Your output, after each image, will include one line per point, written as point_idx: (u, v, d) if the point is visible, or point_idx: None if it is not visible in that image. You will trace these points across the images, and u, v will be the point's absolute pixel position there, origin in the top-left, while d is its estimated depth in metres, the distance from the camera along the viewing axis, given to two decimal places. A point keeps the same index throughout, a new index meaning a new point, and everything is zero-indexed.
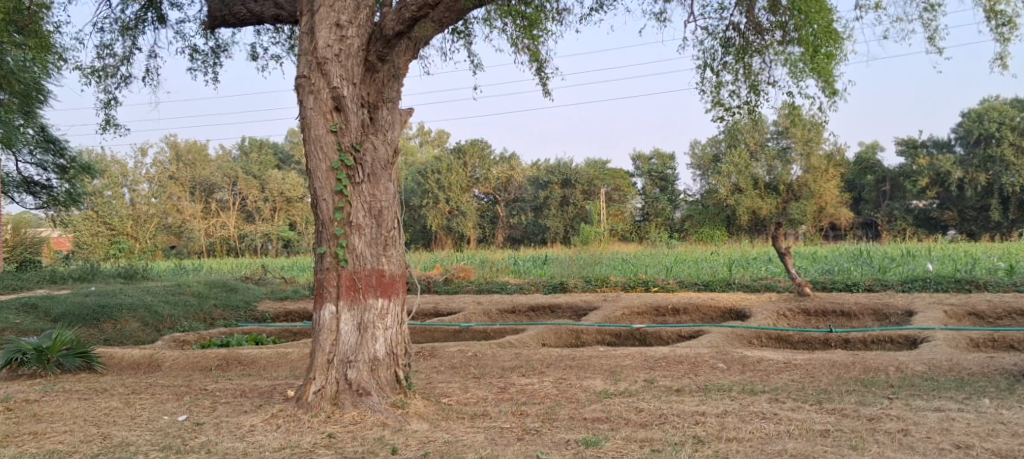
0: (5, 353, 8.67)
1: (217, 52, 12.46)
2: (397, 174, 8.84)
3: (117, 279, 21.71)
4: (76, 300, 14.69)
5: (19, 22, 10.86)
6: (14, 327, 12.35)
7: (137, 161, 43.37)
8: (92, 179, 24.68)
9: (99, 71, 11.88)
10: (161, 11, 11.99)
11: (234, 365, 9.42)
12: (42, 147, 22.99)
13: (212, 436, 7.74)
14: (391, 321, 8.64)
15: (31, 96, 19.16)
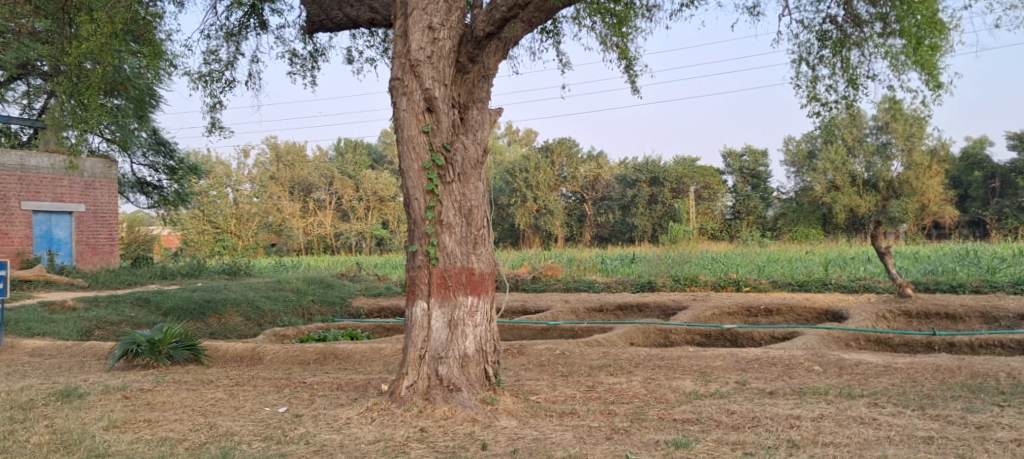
0: (121, 344, 9.14)
1: (314, 56, 12.82)
2: (486, 173, 8.95)
3: (222, 275, 22.81)
4: (184, 295, 15.48)
5: (135, 32, 11.53)
6: (129, 320, 13.10)
7: (240, 162, 45.17)
8: (200, 180, 25.94)
9: (206, 77, 12.44)
10: (262, 17, 12.46)
11: (331, 359, 9.73)
12: (154, 149, 24.44)
13: (311, 427, 8.02)
14: (481, 318, 8.76)
15: (145, 101, 20.42)
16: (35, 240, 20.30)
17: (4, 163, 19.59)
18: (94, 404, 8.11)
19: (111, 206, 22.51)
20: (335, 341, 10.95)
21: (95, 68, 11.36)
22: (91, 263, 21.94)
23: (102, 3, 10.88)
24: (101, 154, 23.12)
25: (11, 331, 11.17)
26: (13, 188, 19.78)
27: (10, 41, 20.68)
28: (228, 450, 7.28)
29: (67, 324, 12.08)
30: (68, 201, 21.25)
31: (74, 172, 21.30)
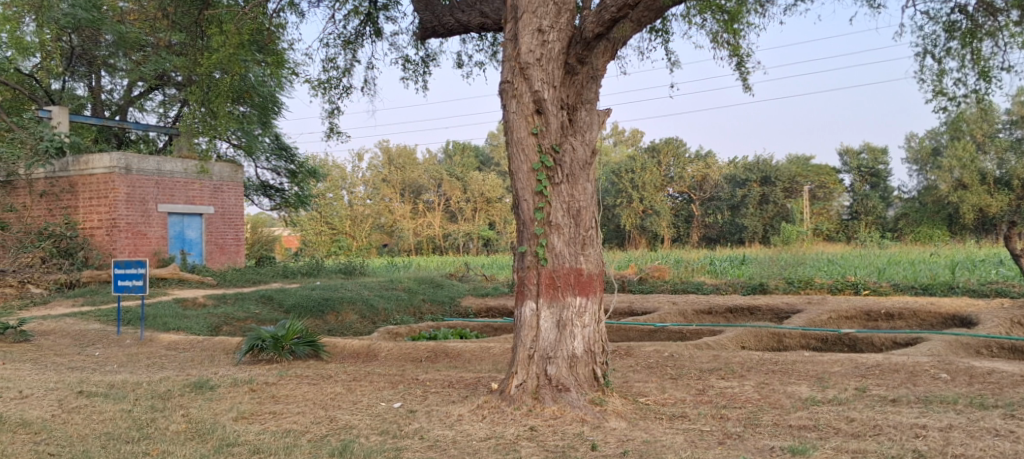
0: (248, 339, 9.65)
1: (427, 61, 13.12)
2: (595, 174, 8.94)
3: (339, 274, 23.67)
4: (304, 293, 16.21)
5: (260, 41, 12.08)
6: (254, 317, 13.81)
7: (354, 166, 46.83)
8: (318, 182, 26.98)
9: (325, 83, 12.91)
10: (377, 24, 12.88)
11: (442, 357, 9.96)
12: (277, 155, 25.52)
13: (425, 423, 8.21)
14: (590, 318, 8.75)
15: (267, 107, 21.47)
16: (169, 241, 21.08)
17: (143, 168, 20.36)
18: (224, 395, 8.57)
19: (238, 208, 23.29)
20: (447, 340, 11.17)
21: (224, 77, 12.06)
22: (219, 262, 22.66)
23: (231, 17, 11.53)
24: (228, 160, 24.26)
25: (149, 326, 11.98)
26: (150, 191, 20.56)
27: (149, 54, 22.00)
28: (347, 442, 7.54)
29: (199, 319, 12.82)
30: (198, 204, 22.03)
31: (204, 175, 22.14)
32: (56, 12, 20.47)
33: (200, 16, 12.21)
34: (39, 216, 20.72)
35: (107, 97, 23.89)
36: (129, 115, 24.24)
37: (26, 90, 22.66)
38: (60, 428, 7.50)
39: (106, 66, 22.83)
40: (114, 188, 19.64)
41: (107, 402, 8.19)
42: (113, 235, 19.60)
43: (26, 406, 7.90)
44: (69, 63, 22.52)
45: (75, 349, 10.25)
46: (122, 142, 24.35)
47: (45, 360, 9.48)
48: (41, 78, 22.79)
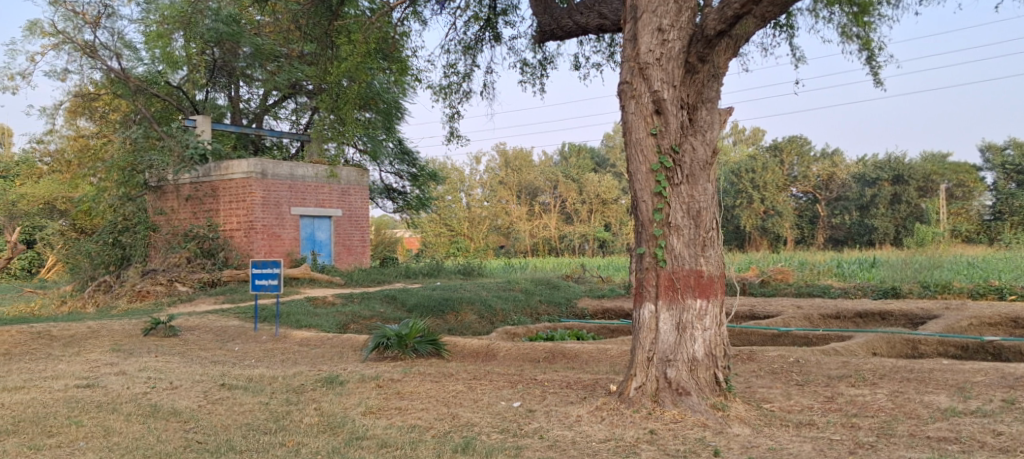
0: (374, 337, 10.08)
1: (545, 64, 13.22)
2: (715, 174, 8.76)
3: (458, 275, 24.17)
4: (425, 292, 16.65)
5: (385, 50, 12.58)
6: (379, 315, 14.30)
7: (472, 169, 47.66)
8: (438, 184, 27.68)
9: (446, 88, 13.20)
10: (497, 29, 13.08)
11: (559, 358, 10.02)
12: (400, 159, 26.30)
13: (544, 423, 8.24)
14: (710, 321, 8.57)
15: (391, 113, 22.17)
16: (301, 242, 22.07)
17: (277, 173, 21.40)
18: (353, 391, 8.93)
19: (364, 211, 24.18)
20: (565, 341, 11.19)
21: (352, 86, 12.73)
22: (347, 263, 23.65)
23: (359, 27, 12.09)
24: (355, 164, 25.01)
25: (283, 323, 12.61)
26: (284, 195, 21.59)
27: (281, 64, 23.47)
28: (470, 439, 7.68)
29: (328, 317, 13.38)
30: (328, 207, 22.98)
31: (333, 180, 23.08)
32: (202, 28, 21.74)
33: (329, 27, 12.72)
34: (185, 219, 22.08)
35: (244, 106, 25.32)
36: (264, 122, 25.64)
37: (174, 101, 23.61)
38: (206, 417, 8.00)
39: (244, 76, 24.00)
40: (252, 192, 20.69)
41: (247, 394, 8.69)
42: (251, 237, 20.67)
43: (176, 396, 8.48)
44: (211, 75, 23.84)
45: (217, 344, 10.93)
46: (258, 149, 25.47)
47: (191, 354, 10.16)
48: (188, 90, 23.96)
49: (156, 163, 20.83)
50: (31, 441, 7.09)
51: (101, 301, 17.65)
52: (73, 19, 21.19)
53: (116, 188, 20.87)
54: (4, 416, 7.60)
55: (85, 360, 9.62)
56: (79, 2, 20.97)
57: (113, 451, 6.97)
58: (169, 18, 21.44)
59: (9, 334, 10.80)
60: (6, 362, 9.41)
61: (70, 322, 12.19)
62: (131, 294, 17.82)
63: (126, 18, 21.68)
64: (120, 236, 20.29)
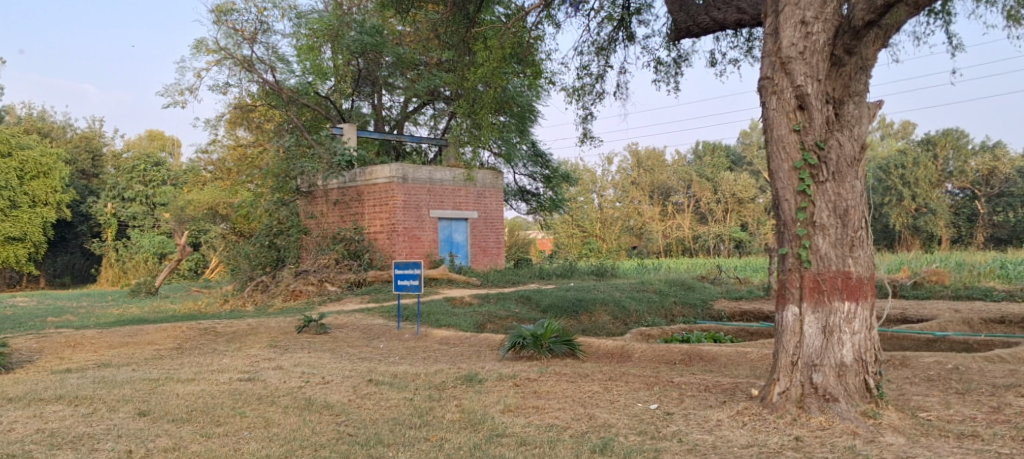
0: (511, 337, 10.32)
1: (679, 62, 13.01)
2: (864, 171, 8.36)
3: (592, 276, 24.23)
4: (559, 293, 16.78)
5: (520, 54, 12.88)
6: (515, 315, 14.48)
7: (603, 169, 47.48)
8: (571, 185, 27.86)
9: (579, 90, 13.24)
10: (630, 28, 13.04)
11: (696, 360, 9.84)
12: (533, 160, 26.68)
13: (683, 426, 8.05)
14: (860, 325, 8.13)
15: (525, 114, 22.47)
16: (439, 244, 22.64)
17: (417, 177, 22.11)
18: (492, 389, 9.14)
19: (499, 213, 24.48)
20: (703, 343, 11.01)
21: (488, 90, 13.19)
22: (483, 263, 24.00)
23: (496, 32, 12.36)
24: (490, 166, 25.50)
25: (424, 322, 13.06)
26: (424, 198, 22.25)
27: (422, 72, 23.82)
28: (607, 440, 7.64)
29: (466, 317, 13.73)
30: (464, 209, 23.44)
31: (470, 183, 23.53)
32: (347, 39, 22.70)
33: (468, 35, 12.91)
34: (333, 222, 23.23)
35: (387, 113, 26.29)
36: (405, 128, 26.50)
37: (323, 110, 24.90)
38: (356, 411, 8.40)
39: (387, 85, 25.03)
40: (394, 196, 21.56)
41: (392, 390, 9.05)
42: (393, 239, 21.49)
43: (328, 391, 8.94)
44: (357, 84, 25.03)
45: (364, 341, 11.46)
46: (399, 154, 26.41)
47: (341, 350, 10.70)
48: (335, 99, 25.26)
49: (307, 169, 22.23)
50: (203, 429, 7.67)
51: (259, 300, 18.81)
52: (233, 36, 22.75)
53: (272, 194, 22.21)
54: (178, 405, 8.24)
55: (246, 354, 10.31)
56: (239, 20, 22.52)
57: (274, 441, 7.43)
58: (318, 33, 22.60)
59: (181, 330, 11.74)
60: (179, 355, 10.23)
61: (233, 319, 13.11)
62: (285, 293, 19.00)
63: (279, 33, 23.09)
64: (275, 239, 21.06)
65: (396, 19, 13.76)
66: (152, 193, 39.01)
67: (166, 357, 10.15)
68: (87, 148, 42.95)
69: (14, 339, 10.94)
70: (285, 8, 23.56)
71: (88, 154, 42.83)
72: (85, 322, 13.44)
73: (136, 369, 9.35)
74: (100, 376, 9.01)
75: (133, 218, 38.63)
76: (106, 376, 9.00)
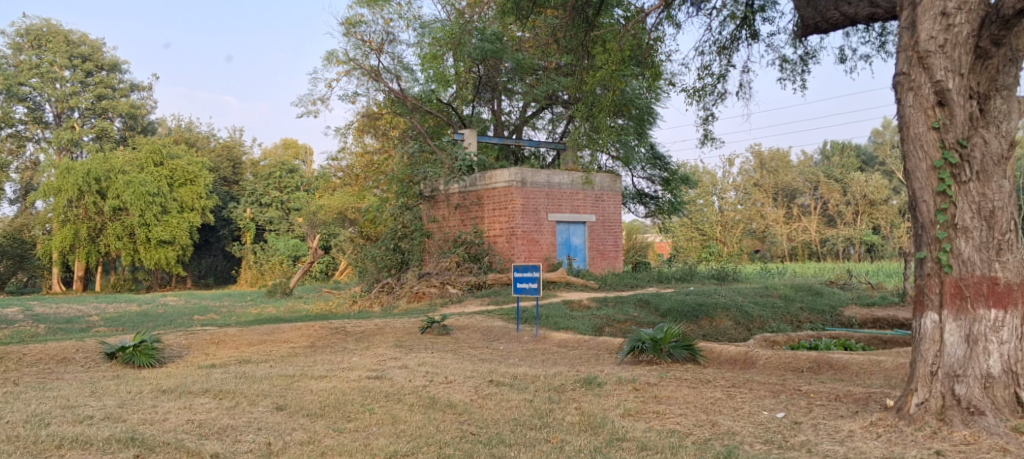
0: (630, 340, 10.37)
1: (804, 58, 12.98)
2: (1013, 170, 7.78)
3: (712, 280, 23.81)
4: (678, 297, 16.54)
5: (640, 56, 12.95)
6: (633, 319, 14.40)
7: (725, 171, 46.22)
8: (691, 188, 27.36)
9: (700, 91, 13.05)
10: (754, 26, 12.92)
11: (826, 368, 9.49)
12: (652, 163, 26.45)
13: (812, 436, 7.63)
14: (1009, 334, 7.45)
15: (645, 118, 22.31)
16: (557, 247, 22.62)
17: (536, 181, 22.20)
18: (611, 392, 9.11)
19: (617, 216, 24.19)
20: (833, 350, 10.59)
21: (607, 93, 13.33)
22: (601, 267, 23.73)
23: (614, 36, 12.60)
24: (608, 170, 25.33)
25: (542, 324, 13.18)
26: (542, 202, 22.32)
27: (541, 77, 24.33)
28: (731, 448, 7.38)
29: (584, 319, 13.75)
30: (582, 213, 23.27)
31: (588, 186, 23.32)
32: (469, 47, 22.91)
33: (585, 38, 13.08)
34: (454, 225, 23.84)
35: (506, 119, 26.66)
36: (524, 133, 26.81)
37: (444, 117, 25.46)
38: (477, 411, 8.56)
39: (507, 90, 25.39)
40: (513, 200, 21.74)
41: (513, 391, 9.18)
42: (512, 242, 21.71)
43: (451, 390, 9.16)
44: (477, 91, 25.59)
45: (485, 343, 11.70)
46: (518, 159, 26.58)
47: (463, 350, 10.97)
48: (457, 106, 25.81)
49: (429, 175, 22.57)
50: (335, 424, 8.01)
51: (385, 301, 19.39)
52: (361, 47, 23.66)
53: (397, 199, 23.17)
54: (313, 401, 8.64)
55: (374, 353, 10.71)
56: (367, 32, 23.41)
57: (401, 438, 7.68)
58: (441, 41, 23.20)
59: (314, 329, 12.31)
60: (312, 353, 10.75)
61: (361, 319, 13.64)
62: (409, 295, 19.51)
63: (404, 43, 23.83)
64: (399, 242, 22.49)
65: (516, 25, 13.93)
66: (286, 199, 41.77)
67: (300, 355, 10.68)
68: (228, 157, 45.30)
69: (167, 335, 11.80)
70: (410, 18, 24.33)
71: (229, 162, 44.87)
72: (228, 320, 14.34)
73: (273, 365, 9.89)
74: (242, 371, 9.58)
75: (269, 223, 41.06)
76: (247, 372, 9.57)
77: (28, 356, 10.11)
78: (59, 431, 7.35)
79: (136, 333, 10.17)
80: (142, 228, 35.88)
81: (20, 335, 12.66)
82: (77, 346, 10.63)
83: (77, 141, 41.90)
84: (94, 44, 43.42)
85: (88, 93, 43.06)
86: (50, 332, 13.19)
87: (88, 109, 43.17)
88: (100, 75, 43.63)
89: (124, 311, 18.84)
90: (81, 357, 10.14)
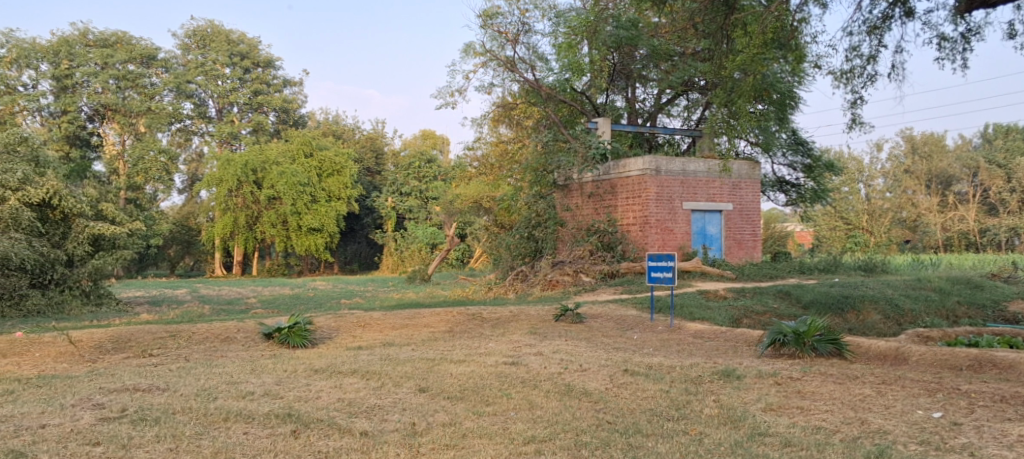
0: (770, 333, 10.17)
1: (966, 35, 12.38)
2: None
3: (859, 272, 22.83)
4: (821, 289, 15.94)
5: (783, 38, 12.73)
6: (773, 310, 13.94)
7: (872, 157, 44.11)
8: (836, 175, 26.17)
9: (848, 73, 12.84)
10: (908, 4, 12.46)
11: (989, 367, 8.87)
12: (794, 149, 25.58)
13: (974, 438, 7.05)
14: None
15: (786, 102, 21.52)
16: (693, 236, 22.14)
17: (671, 169, 21.70)
18: (751, 386, 8.89)
19: (755, 204, 23.34)
20: (998, 348, 9.92)
21: (748, 78, 13.17)
22: (737, 257, 23.06)
23: (755, 17, 12.33)
24: (746, 157, 24.57)
25: (677, 315, 13.04)
26: (677, 190, 21.81)
27: (677, 63, 23.75)
28: (883, 447, 6.94)
29: (721, 311, 13.47)
30: (719, 201, 22.59)
31: (726, 174, 22.62)
32: (604, 35, 22.94)
33: (725, 22, 12.97)
34: (588, 214, 23.77)
35: (640, 106, 26.39)
36: (658, 120, 26.46)
37: (578, 106, 25.47)
38: (613, 400, 8.54)
39: (642, 77, 25.06)
40: (647, 188, 21.38)
41: (649, 381, 9.12)
42: (646, 231, 21.38)
43: (586, 378, 9.22)
44: (611, 78, 25.16)
45: (619, 332, 11.71)
46: (652, 146, 26.26)
47: (598, 339, 11.04)
48: (592, 94, 25.74)
49: (563, 165, 23.04)
50: (474, 407, 8.20)
51: (519, 289, 19.88)
52: (498, 38, 24.05)
53: (530, 187, 24.25)
54: (453, 384, 8.89)
55: (510, 340, 10.93)
56: (503, 23, 23.83)
57: (538, 423, 7.76)
58: (576, 29, 23.16)
59: (452, 315, 12.68)
60: (451, 338, 11.08)
61: (496, 306, 13.95)
62: (543, 283, 19.95)
63: (540, 33, 23.96)
64: (533, 230, 22.83)
65: (653, 12, 13.89)
66: (425, 189, 43.19)
67: (439, 339, 11.04)
68: (372, 148, 47.49)
69: (318, 318, 12.50)
70: (545, 9, 24.50)
71: (372, 153, 47.35)
72: (373, 304, 15.08)
73: (415, 349, 10.27)
74: (387, 354, 10.00)
75: (410, 211, 42.94)
76: (391, 354, 9.97)
77: (196, 335, 10.92)
78: (224, 406, 7.89)
79: (290, 315, 10.80)
80: (295, 216, 37.95)
81: (188, 315, 13.75)
82: (238, 326, 11.37)
83: (236, 134, 45.04)
84: (251, 42, 46.48)
85: (246, 89, 46.04)
86: (214, 313, 14.25)
87: (246, 103, 46.16)
88: (256, 71, 46.56)
89: (278, 294, 20.28)
90: (242, 337, 10.85)
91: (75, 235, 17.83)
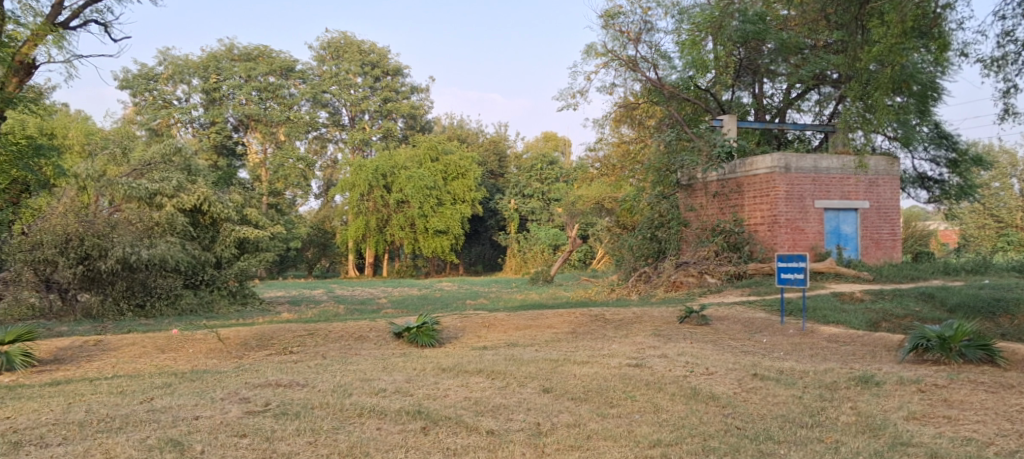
0: (912, 337, 9.67)
1: None
2: None
3: (1012, 273, 21.18)
4: (970, 292, 14.93)
5: (926, 26, 12.13)
6: (915, 314, 13.14)
7: None
8: (986, 169, 24.53)
9: (998, 60, 12.12)
10: None
11: None
12: (937, 143, 24.14)
13: None
14: None
15: (927, 93, 20.32)
16: (826, 236, 21.25)
17: (801, 167, 20.89)
18: (892, 393, 8.45)
19: (894, 202, 22.14)
20: None
21: (886, 70, 12.62)
22: (875, 257, 21.99)
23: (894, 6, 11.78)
24: (883, 152, 23.33)
25: (810, 318, 12.57)
26: (808, 188, 20.99)
27: (809, 56, 22.81)
28: None
29: (857, 314, 12.88)
30: (854, 199, 21.58)
31: (862, 171, 21.56)
32: (730, 30, 22.49)
33: (860, 11, 12.77)
34: (713, 214, 23.22)
35: (768, 102, 25.69)
36: (788, 116, 25.55)
37: (702, 103, 25.07)
38: (742, 405, 8.31)
39: (769, 72, 24.29)
40: (775, 187, 20.66)
41: (780, 386, 8.83)
42: (775, 231, 20.64)
43: (713, 382, 9.03)
44: (737, 74, 24.72)
45: (747, 335, 11.42)
46: (780, 143, 25.59)
47: (726, 342, 10.81)
48: (716, 91, 25.29)
49: (686, 163, 22.71)
50: (598, 409, 8.18)
51: (643, 290, 19.80)
52: (619, 38, 23.96)
53: (653, 188, 23.83)
54: (576, 385, 8.91)
55: (634, 342, 10.87)
56: (625, 23, 23.71)
57: (664, 427, 7.65)
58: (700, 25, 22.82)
59: (575, 317, 12.73)
60: (574, 339, 11.14)
61: (619, 307, 13.90)
62: (667, 284, 19.88)
63: (663, 30, 23.64)
64: (657, 231, 22.41)
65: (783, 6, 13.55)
66: (547, 190, 43.64)
67: (563, 340, 11.12)
68: (495, 151, 48.60)
69: (445, 318, 12.84)
70: (668, 6, 24.17)
71: (495, 156, 48.43)
72: (496, 305, 15.36)
73: (538, 350, 10.38)
74: (511, 354, 10.15)
75: (533, 213, 43.40)
76: (515, 354, 10.12)
77: (333, 333, 11.45)
78: (359, 401, 8.20)
79: (419, 315, 11.15)
80: (421, 219, 39.07)
81: (325, 314, 14.47)
82: (371, 325, 11.85)
83: (367, 140, 46.87)
84: (380, 52, 48.76)
85: (376, 97, 48.13)
86: (349, 312, 14.92)
87: (376, 111, 48.14)
88: (385, 80, 48.75)
89: (407, 294, 20.99)
90: (374, 335, 11.29)
91: (222, 239, 19.29)
